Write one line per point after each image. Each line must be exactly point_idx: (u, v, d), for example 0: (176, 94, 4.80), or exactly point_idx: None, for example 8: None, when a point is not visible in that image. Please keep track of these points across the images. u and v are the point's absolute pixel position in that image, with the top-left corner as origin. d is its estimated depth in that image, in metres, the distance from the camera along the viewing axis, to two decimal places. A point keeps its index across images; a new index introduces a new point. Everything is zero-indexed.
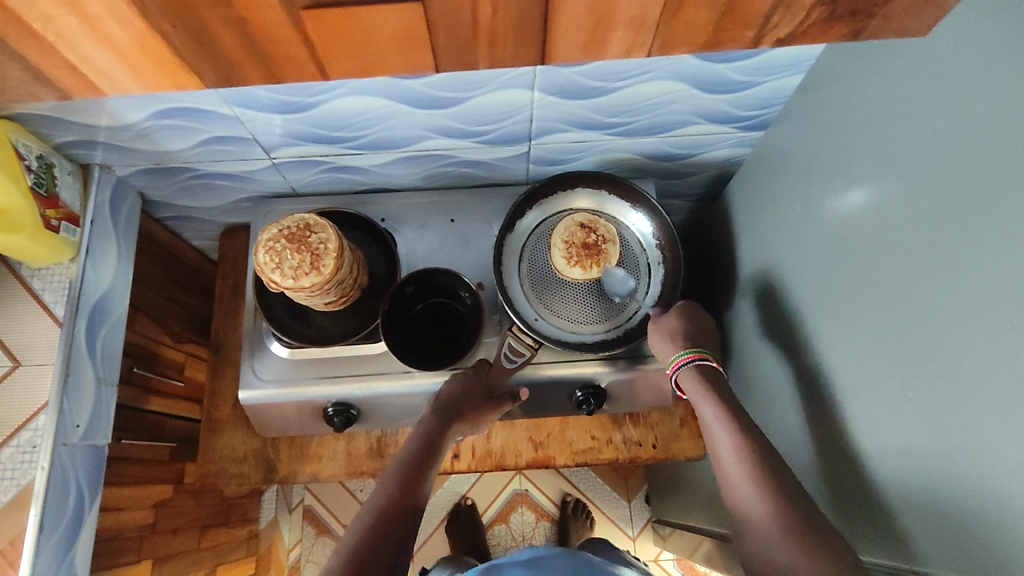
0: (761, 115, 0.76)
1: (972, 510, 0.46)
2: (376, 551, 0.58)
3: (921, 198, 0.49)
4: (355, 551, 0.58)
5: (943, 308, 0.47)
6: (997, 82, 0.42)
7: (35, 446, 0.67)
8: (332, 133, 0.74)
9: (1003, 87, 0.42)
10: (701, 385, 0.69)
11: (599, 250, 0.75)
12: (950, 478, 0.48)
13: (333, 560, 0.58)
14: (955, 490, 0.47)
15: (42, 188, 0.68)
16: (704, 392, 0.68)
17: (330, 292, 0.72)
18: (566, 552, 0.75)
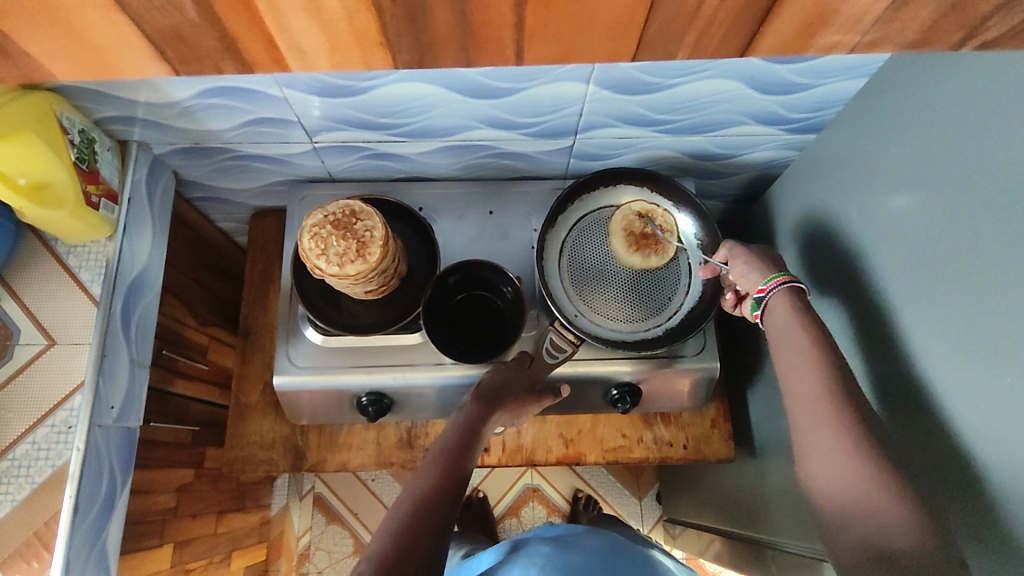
0: (809, 119, 0.76)
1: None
2: (418, 532, 0.56)
3: (982, 209, 0.49)
4: (398, 532, 0.56)
5: (1002, 322, 0.47)
6: None
7: (70, 426, 0.66)
8: (378, 119, 0.73)
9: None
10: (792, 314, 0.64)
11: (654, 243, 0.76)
12: (999, 491, 0.48)
13: (376, 541, 0.56)
14: (1005, 501, 0.47)
15: (84, 163, 0.67)
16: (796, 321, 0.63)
17: (372, 281, 0.71)
18: (593, 531, 0.74)
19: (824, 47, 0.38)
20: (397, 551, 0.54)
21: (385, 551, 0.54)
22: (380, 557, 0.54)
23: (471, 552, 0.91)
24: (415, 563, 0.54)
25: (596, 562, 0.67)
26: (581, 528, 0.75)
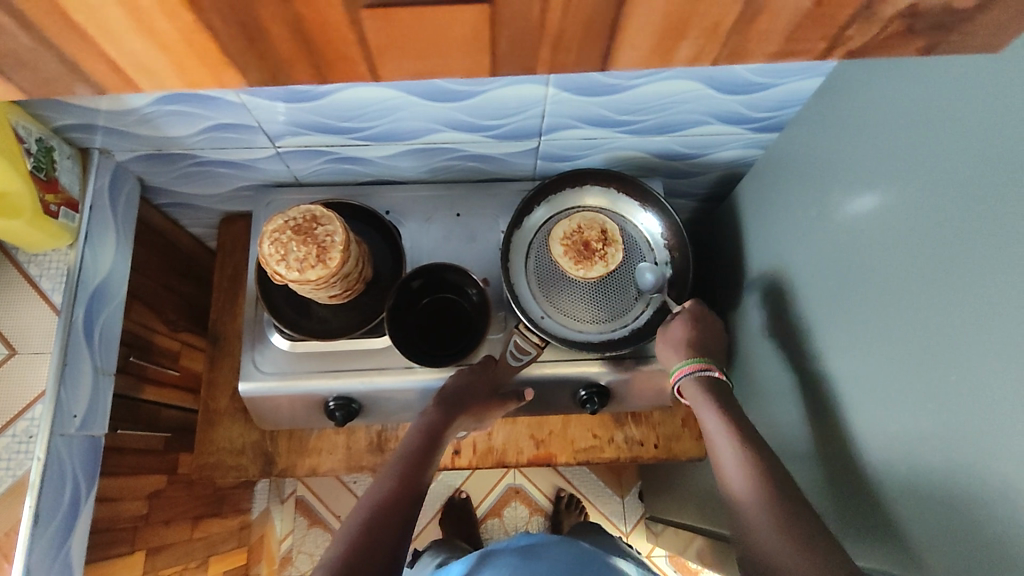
0: (772, 117, 0.76)
1: (980, 523, 0.46)
2: (374, 538, 0.56)
3: (938, 207, 0.49)
4: (354, 539, 0.56)
5: (958, 320, 0.47)
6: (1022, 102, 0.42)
7: (31, 436, 0.66)
8: (339, 123, 0.72)
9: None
10: (703, 392, 0.69)
11: (588, 259, 0.77)
12: (957, 489, 0.48)
13: (331, 549, 0.56)
14: (963, 501, 0.47)
15: (42, 172, 0.67)
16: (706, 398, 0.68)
17: (335, 286, 0.71)
18: (563, 542, 0.74)
19: (756, 48, 0.38)
20: (350, 558, 0.54)
21: (339, 559, 0.54)
22: (332, 564, 0.54)
23: (444, 561, 0.90)
24: (369, 569, 0.54)
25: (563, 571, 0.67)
26: (555, 539, 0.75)
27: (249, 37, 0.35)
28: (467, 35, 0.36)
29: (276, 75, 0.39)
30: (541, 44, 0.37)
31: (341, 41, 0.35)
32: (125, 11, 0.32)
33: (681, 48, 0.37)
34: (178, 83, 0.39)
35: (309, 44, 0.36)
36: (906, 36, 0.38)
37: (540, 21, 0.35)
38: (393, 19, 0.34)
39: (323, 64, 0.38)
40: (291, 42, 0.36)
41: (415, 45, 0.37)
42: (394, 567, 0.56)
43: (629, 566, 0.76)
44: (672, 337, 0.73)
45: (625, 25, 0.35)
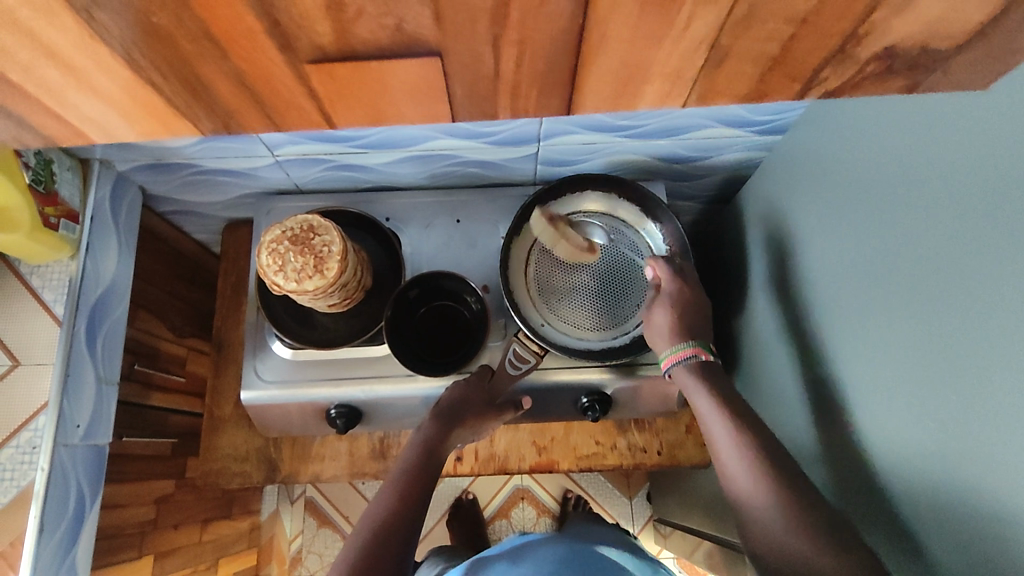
0: (776, 120, 0.74)
1: (985, 546, 0.44)
2: (377, 558, 0.56)
3: (941, 218, 0.47)
4: (357, 559, 0.56)
5: (962, 336, 0.45)
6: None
7: (34, 447, 0.67)
8: (337, 132, 0.71)
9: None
10: (696, 375, 0.66)
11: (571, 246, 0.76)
12: (963, 507, 0.46)
13: (335, 570, 0.56)
14: (968, 521, 0.46)
15: (41, 186, 0.67)
16: (699, 381, 0.66)
17: (333, 295, 0.71)
18: (548, 540, 0.75)
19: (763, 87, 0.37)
20: None
21: None
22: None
23: (444, 569, 0.90)
24: None
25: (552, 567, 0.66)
26: (541, 539, 0.75)
27: (193, 91, 0.35)
28: (407, 85, 0.35)
29: (228, 125, 0.38)
30: (498, 93, 0.37)
31: (287, 91, 0.35)
32: (61, 71, 0.32)
33: (647, 91, 0.37)
34: (145, 128, 0.38)
35: (252, 94, 0.35)
36: (888, 75, 0.37)
37: (493, 71, 0.35)
38: (332, 73, 0.34)
39: (273, 112, 0.37)
40: (235, 93, 0.35)
41: (358, 95, 0.36)
42: None
43: (615, 554, 0.76)
44: (657, 323, 0.71)
45: (585, 68, 0.34)
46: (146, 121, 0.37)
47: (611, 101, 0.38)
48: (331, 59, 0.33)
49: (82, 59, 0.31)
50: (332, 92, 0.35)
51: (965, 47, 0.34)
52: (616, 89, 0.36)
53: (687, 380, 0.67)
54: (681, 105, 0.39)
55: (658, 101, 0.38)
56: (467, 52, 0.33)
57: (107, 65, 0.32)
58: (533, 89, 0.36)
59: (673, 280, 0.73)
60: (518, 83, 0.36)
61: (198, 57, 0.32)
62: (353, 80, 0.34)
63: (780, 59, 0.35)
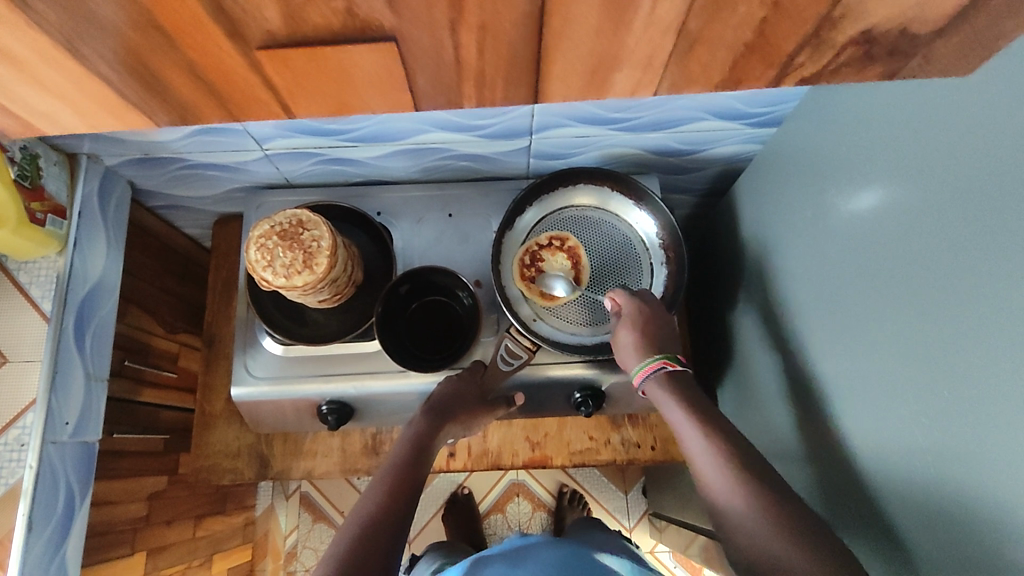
0: (771, 112, 0.73)
1: (976, 544, 0.44)
2: (365, 553, 0.55)
3: (936, 212, 0.47)
4: (345, 553, 0.55)
5: (954, 330, 0.45)
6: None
7: (23, 444, 0.66)
8: (326, 125, 0.71)
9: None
10: (670, 390, 0.65)
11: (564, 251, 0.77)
12: (952, 505, 0.46)
13: (322, 564, 0.55)
14: (957, 518, 0.46)
15: (27, 180, 0.66)
16: (672, 396, 0.64)
17: (323, 290, 0.70)
18: (552, 543, 0.74)
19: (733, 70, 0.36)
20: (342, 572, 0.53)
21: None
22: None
23: (440, 567, 0.90)
24: None
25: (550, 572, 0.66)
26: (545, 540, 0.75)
27: (144, 82, 0.34)
28: (372, 73, 0.35)
29: (184, 116, 0.38)
30: (461, 82, 0.37)
31: (243, 82, 0.35)
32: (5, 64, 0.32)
33: (616, 78, 0.36)
34: (98, 118, 0.38)
35: (208, 86, 0.35)
36: (864, 62, 0.36)
37: (455, 58, 0.34)
38: (286, 61, 0.33)
39: (232, 104, 0.37)
40: (192, 85, 0.35)
41: (315, 84, 0.36)
42: None
43: (614, 561, 0.75)
44: (624, 343, 0.70)
45: (547, 54, 0.34)
46: (102, 111, 0.37)
47: (581, 89, 0.37)
48: (284, 46, 0.32)
49: (29, 54, 0.31)
50: (291, 83, 0.35)
51: (944, 30, 0.33)
52: (581, 78, 0.36)
53: (660, 396, 0.66)
54: (653, 93, 0.38)
55: (630, 91, 0.38)
56: (425, 40, 0.33)
57: (55, 59, 0.31)
58: (497, 75, 0.36)
59: (630, 300, 0.72)
60: (482, 70, 0.36)
61: (151, 47, 0.31)
62: (310, 69, 0.34)
63: (752, 44, 0.34)
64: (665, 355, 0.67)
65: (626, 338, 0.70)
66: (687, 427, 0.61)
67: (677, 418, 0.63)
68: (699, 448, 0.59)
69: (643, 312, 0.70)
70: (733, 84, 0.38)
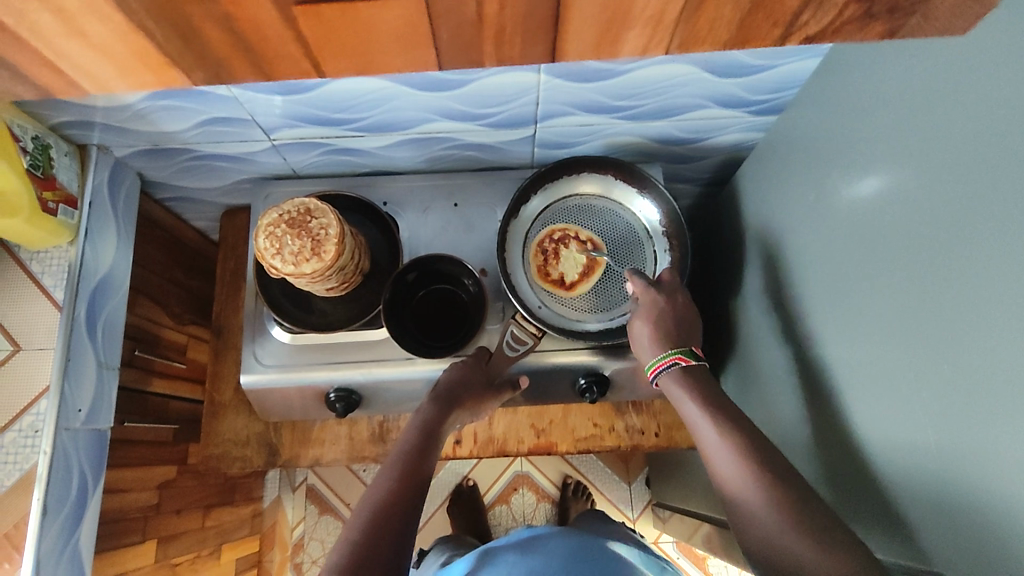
0: (774, 99, 0.74)
1: (984, 520, 0.45)
2: (376, 538, 0.56)
3: (940, 193, 0.47)
4: (357, 539, 0.56)
5: (958, 308, 0.46)
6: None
7: (37, 430, 0.67)
8: (333, 115, 0.71)
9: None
10: (683, 385, 0.66)
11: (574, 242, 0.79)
12: (958, 480, 0.47)
13: (334, 550, 0.56)
14: (964, 495, 0.46)
15: (39, 170, 0.67)
16: (687, 391, 0.66)
17: (331, 278, 0.71)
18: (562, 532, 0.74)
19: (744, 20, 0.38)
20: (354, 558, 0.54)
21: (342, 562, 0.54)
22: (338, 567, 0.54)
23: (449, 557, 0.90)
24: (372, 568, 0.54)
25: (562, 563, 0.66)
26: (555, 530, 0.75)
27: (184, 36, 0.36)
28: (395, 34, 0.38)
29: (219, 74, 0.41)
30: (483, 37, 0.39)
31: (278, 37, 0.37)
32: (53, 14, 0.33)
33: (627, 37, 0.39)
34: (136, 77, 0.40)
35: (243, 43, 0.38)
36: None
37: (477, 14, 0.37)
38: (319, 14, 0.35)
39: (265, 61, 0.40)
40: (227, 40, 0.37)
41: (343, 42, 0.38)
42: (397, 568, 0.56)
43: (627, 550, 0.75)
44: (639, 335, 0.71)
45: (565, 8, 0.36)
46: (135, 69, 0.39)
47: (594, 46, 0.40)
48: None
49: (78, 5, 0.33)
50: (323, 38, 0.37)
51: None
52: (596, 35, 0.39)
53: (674, 390, 0.67)
54: (664, 52, 0.41)
55: (641, 48, 0.41)
56: None
57: (103, 10, 0.34)
58: (516, 33, 0.39)
59: (646, 291, 0.72)
60: (502, 27, 0.38)
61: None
62: (338, 23, 0.36)
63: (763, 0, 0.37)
64: (680, 351, 0.68)
65: (640, 332, 0.70)
66: (701, 422, 0.63)
67: (691, 414, 0.64)
68: (715, 442, 0.60)
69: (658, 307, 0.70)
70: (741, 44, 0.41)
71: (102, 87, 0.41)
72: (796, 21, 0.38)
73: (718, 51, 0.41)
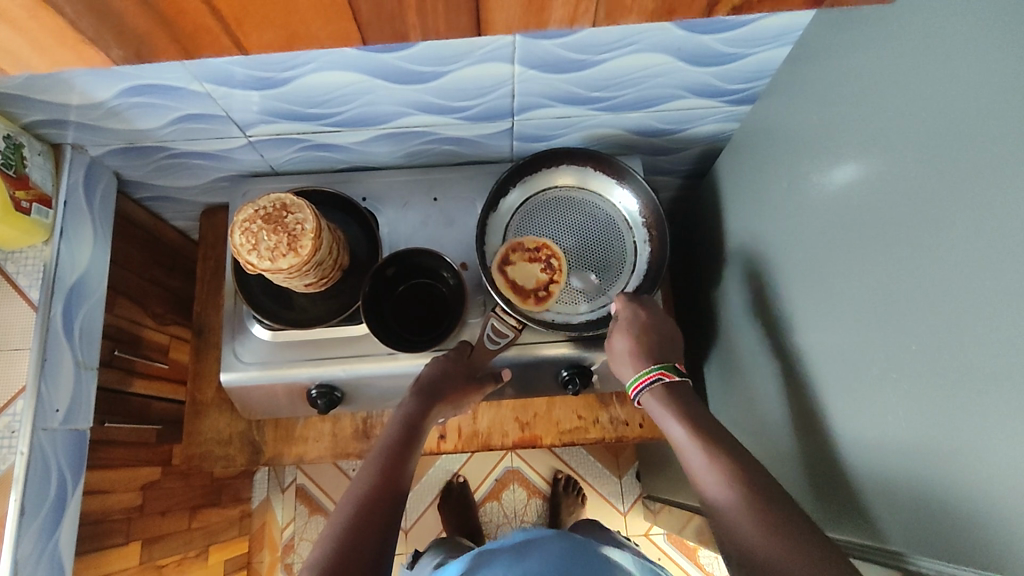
0: (748, 89, 0.75)
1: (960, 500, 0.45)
2: (360, 536, 0.56)
3: (910, 174, 0.48)
4: (341, 537, 0.56)
5: (928, 289, 0.46)
6: (990, 68, 0.41)
7: (13, 431, 0.67)
8: (308, 110, 0.71)
9: (1006, 62, 0.40)
10: (650, 386, 0.68)
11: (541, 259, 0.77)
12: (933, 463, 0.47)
13: (318, 547, 0.56)
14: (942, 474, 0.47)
15: (11, 169, 0.67)
16: (654, 392, 0.68)
17: (309, 273, 0.71)
18: (556, 535, 0.73)
19: None
20: (339, 556, 0.54)
21: (326, 560, 0.53)
22: (323, 564, 0.53)
23: (441, 562, 0.90)
24: (357, 565, 0.54)
25: (555, 567, 0.65)
26: (550, 534, 0.73)
27: (97, 11, 0.38)
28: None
29: (139, 51, 0.42)
30: (404, 10, 0.40)
31: (192, 10, 0.38)
32: None
33: (554, 5, 0.41)
34: (53, 52, 0.41)
35: (159, 15, 0.39)
36: None
37: None
38: None
39: (184, 36, 0.41)
40: (143, 13, 0.39)
41: (259, 10, 0.40)
42: (382, 566, 0.55)
43: (622, 555, 0.75)
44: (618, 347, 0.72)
45: None
46: (54, 46, 0.40)
47: (521, 15, 0.42)
48: None
49: None
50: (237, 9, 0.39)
51: None
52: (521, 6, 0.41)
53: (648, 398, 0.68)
54: (592, 22, 0.43)
55: (568, 18, 0.42)
56: None
57: None
58: (439, 6, 0.40)
59: (626, 305, 0.73)
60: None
61: None
62: None
63: None
64: (663, 366, 0.69)
65: (620, 345, 0.72)
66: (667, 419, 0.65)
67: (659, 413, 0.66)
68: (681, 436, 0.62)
69: (635, 318, 0.72)
70: (669, 14, 0.43)
71: (21, 66, 0.42)
72: None
73: (645, 20, 0.43)
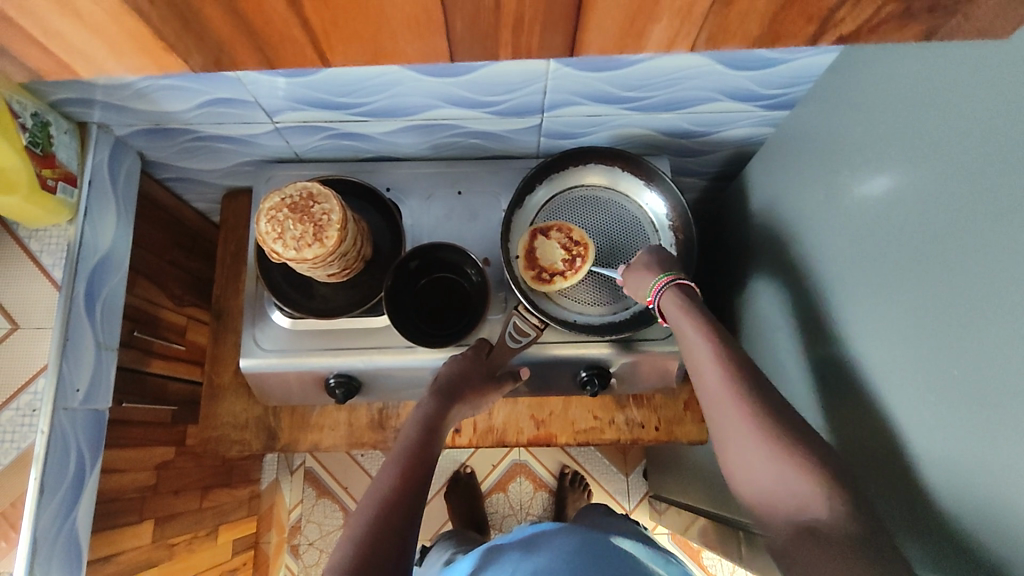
0: (784, 94, 0.73)
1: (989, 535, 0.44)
2: (380, 536, 0.56)
3: (952, 192, 0.46)
4: (361, 538, 0.56)
5: (967, 313, 0.45)
6: None
7: (34, 410, 0.67)
8: (336, 99, 0.70)
9: None
10: (684, 304, 0.65)
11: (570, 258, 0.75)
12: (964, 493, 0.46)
13: (339, 547, 0.56)
14: (968, 497, 0.46)
15: (38, 147, 0.66)
16: (686, 311, 0.64)
17: (333, 264, 0.71)
18: (566, 528, 0.73)
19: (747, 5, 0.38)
20: (360, 557, 0.54)
21: (346, 561, 0.53)
22: (344, 565, 0.53)
23: (452, 558, 0.89)
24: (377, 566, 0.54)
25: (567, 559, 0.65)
26: (560, 525, 0.74)
27: (182, 18, 0.37)
28: (404, 16, 0.39)
29: (218, 58, 0.42)
30: (501, 29, 0.40)
31: (281, 22, 0.38)
32: None
33: (654, 29, 0.40)
34: (124, 50, 0.40)
35: (247, 26, 0.38)
36: None
37: (495, 6, 0.38)
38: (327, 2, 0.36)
39: (266, 45, 0.41)
40: (227, 21, 0.38)
41: (350, 26, 0.39)
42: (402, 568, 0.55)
43: (629, 542, 0.75)
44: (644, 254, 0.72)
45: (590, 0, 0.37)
46: (131, 49, 0.40)
47: (617, 39, 0.41)
48: None
49: None
50: (331, 25, 0.38)
51: None
52: (621, 27, 0.40)
53: (672, 306, 0.66)
54: (692, 45, 0.43)
55: (668, 40, 0.42)
56: None
57: None
58: (535, 25, 0.40)
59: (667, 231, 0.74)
60: (521, 17, 0.39)
61: None
62: (350, 7, 0.37)
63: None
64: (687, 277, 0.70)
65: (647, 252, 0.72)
66: (698, 342, 0.61)
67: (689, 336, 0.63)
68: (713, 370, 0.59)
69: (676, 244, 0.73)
70: (772, 41, 0.42)
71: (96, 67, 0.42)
72: (830, 18, 0.40)
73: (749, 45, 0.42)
